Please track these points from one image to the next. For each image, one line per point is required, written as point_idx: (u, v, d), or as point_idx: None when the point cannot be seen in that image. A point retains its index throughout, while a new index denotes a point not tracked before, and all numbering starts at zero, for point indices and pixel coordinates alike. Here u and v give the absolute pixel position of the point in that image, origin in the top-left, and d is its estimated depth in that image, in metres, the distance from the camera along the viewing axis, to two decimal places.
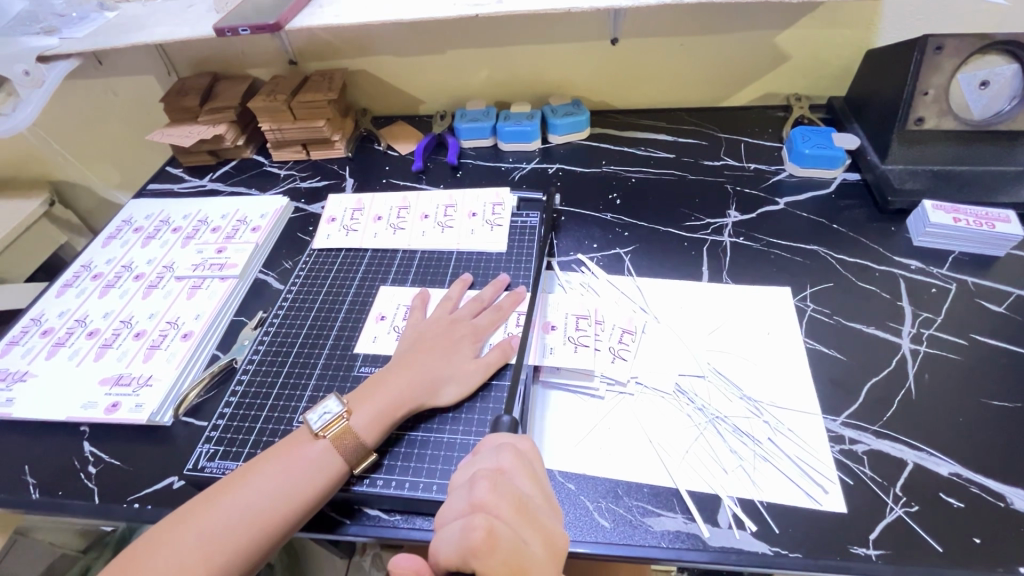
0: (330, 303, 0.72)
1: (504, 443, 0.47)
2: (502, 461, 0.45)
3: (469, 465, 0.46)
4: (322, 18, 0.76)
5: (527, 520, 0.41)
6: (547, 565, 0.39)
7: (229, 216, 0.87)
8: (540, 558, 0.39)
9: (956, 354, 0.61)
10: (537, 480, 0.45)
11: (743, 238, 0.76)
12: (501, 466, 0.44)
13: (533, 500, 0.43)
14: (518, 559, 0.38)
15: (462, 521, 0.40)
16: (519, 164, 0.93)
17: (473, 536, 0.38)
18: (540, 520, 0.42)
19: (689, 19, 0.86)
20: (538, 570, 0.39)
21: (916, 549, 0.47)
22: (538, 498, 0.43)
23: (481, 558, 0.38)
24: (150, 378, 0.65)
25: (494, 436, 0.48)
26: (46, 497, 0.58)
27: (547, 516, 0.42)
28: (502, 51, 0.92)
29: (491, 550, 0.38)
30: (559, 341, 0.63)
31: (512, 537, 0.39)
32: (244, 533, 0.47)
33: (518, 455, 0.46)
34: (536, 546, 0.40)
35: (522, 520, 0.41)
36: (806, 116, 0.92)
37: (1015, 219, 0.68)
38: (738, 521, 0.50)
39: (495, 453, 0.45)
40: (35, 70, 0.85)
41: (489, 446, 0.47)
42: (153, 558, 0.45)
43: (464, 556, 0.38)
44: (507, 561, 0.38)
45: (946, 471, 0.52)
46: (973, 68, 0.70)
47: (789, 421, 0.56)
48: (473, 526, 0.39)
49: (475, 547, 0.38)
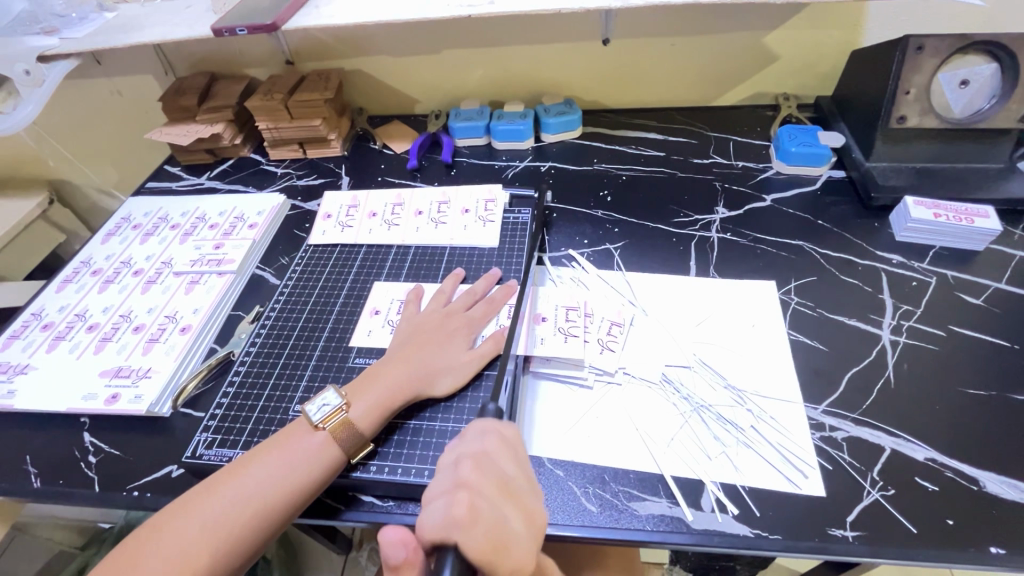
0: (326, 297, 0.73)
1: (489, 426, 0.47)
2: (486, 443, 0.46)
3: (454, 447, 0.46)
4: (317, 19, 0.78)
5: (509, 499, 0.42)
6: (527, 543, 0.41)
7: (227, 213, 0.88)
8: (520, 534, 0.41)
9: (935, 344, 0.62)
10: (520, 463, 0.46)
11: (731, 234, 0.78)
12: (485, 448, 0.45)
13: (516, 482, 0.44)
14: (500, 534, 0.39)
15: (446, 498, 0.41)
16: (512, 162, 0.94)
17: (456, 511, 0.40)
18: (521, 500, 0.43)
19: (679, 19, 0.88)
20: (518, 547, 0.40)
21: (891, 530, 0.49)
22: (520, 479, 0.45)
23: (463, 532, 0.38)
24: (149, 370, 0.67)
25: (479, 421, 0.49)
26: (48, 486, 0.60)
27: (528, 496, 0.44)
28: (495, 51, 0.94)
29: (472, 523, 0.39)
30: (549, 332, 0.65)
31: (493, 513, 0.40)
32: (245, 520, 0.49)
33: (503, 439, 0.47)
34: (517, 524, 0.42)
35: (503, 499, 0.42)
36: (794, 115, 0.93)
37: (994, 214, 0.70)
38: (721, 505, 0.52)
39: (480, 436, 0.46)
40: (36, 70, 0.86)
41: (475, 429, 0.47)
42: (159, 544, 0.47)
43: (447, 529, 0.38)
44: (487, 535, 0.39)
45: (922, 457, 0.54)
46: (953, 68, 0.72)
47: (772, 409, 0.58)
48: (456, 502, 0.40)
49: (458, 521, 0.39)
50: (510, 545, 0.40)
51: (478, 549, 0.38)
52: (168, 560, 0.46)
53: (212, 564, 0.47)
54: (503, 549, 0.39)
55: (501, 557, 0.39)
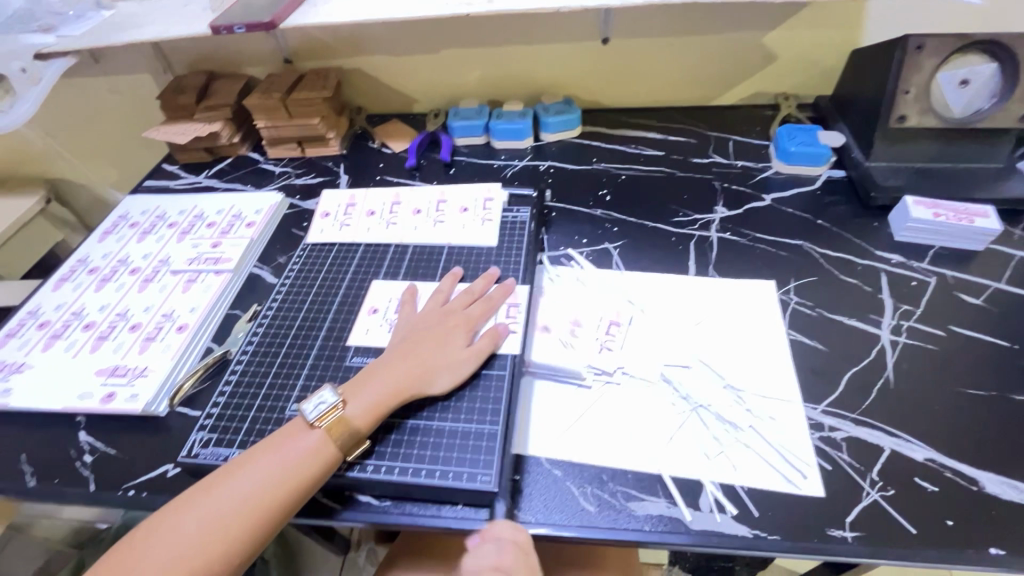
0: (324, 295, 0.73)
1: (506, 537, 0.48)
2: (504, 560, 0.47)
3: (471, 559, 0.48)
4: (315, 17, 0.78)
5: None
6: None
7: (225, 211, 0.88)
8: None
9: (935, 344, 0.62)
10: (534, 569, 0.48)
11: (730, 233, 0.77)
12: (502, 566, 0.46)
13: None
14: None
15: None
16: (511, 161, 0.94)
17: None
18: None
19: (678, 19, 0.87)
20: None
21: (890, 531, 0.49)
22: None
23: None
24: (145, 369, 0.67)
25: (498, 522, 0.49)
26: (43, 486, 0.59)
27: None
28: (494, 50, 0.94)
29: None
30: (551, 339, 0.66)
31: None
32: (242, 519, 0.49)
33: (520, 551, 0.47)
34: None
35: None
36: (793, 114, 0.93)
37: (994, 214, 0.70)
38: (719, 505, 0.52)
39: (498, 549, 0.47)
40: (32, 68, 0.86)
41: (494, 537, 0.48)
42: (157, 541, 0.47)
43: None
44: None
45: (921, 457, 0.53)
46: (953, 68, 0.72)
47: (771, 409, 0.58)
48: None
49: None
50: None
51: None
52: (165, 557, 0.46)
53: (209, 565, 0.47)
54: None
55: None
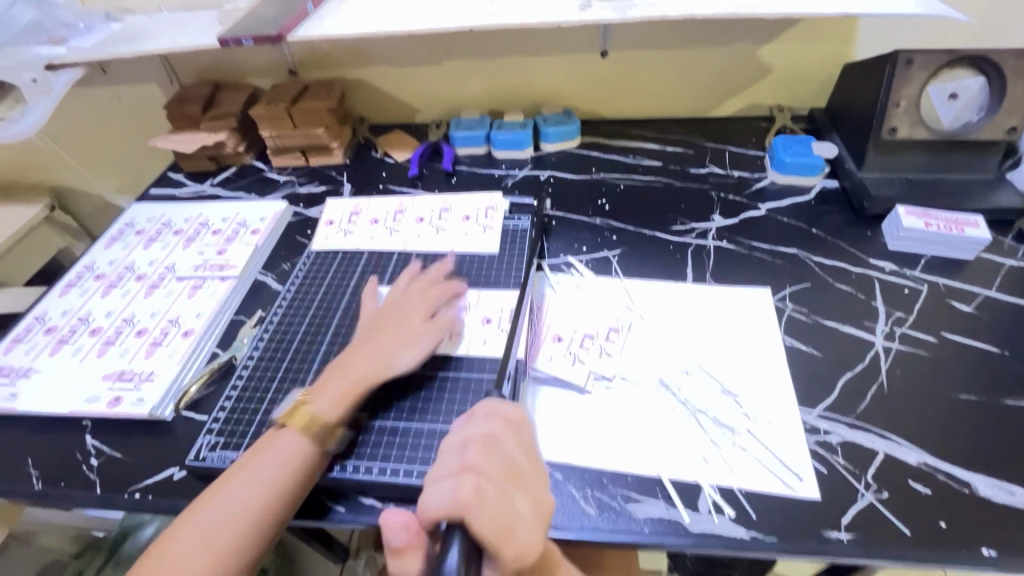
0: (328, 301, 0.74)
1: (495, 412, 0.49)
2: (492, 428, 0.47)
3: (459, 432, 0.47)
4: (322, 30, 0.80)
5: (514, 483, 0.43)
6: (533, 523, 0.41)
7: (229, 219, 0.89)
8: (527, 517, 0.41)
9: (927, 351, 0.64)
10: (524, 447, 0.47)
11: (726, 241, 0.79)
12: (491, 433, 0.47)
13: (521, 467, 0.45)
14: (506, 516, 0.40)
15: (452, 480, 0.41)
16: (512, 171, 0.96)
17: (462, 492, 0.40)
18: (527, 484, 0.44)
19: (675, 32, 0.90)
20: (525, 527, 0.40)
21: (885, 532, 0.50)
22: (523, 462, 0.46)
23: (470, 511, 0.38)
24: (151, 373, 0.68)
25: (484, 404, 0.50)
26: (49, 489, 0.60)
27: (535, 483, 0.45)
28: (495, 62, 0.96)
29: (480, 503, 0.39)
30: (557, 351, 0.65)
31: (500, 496, 0.41)
32: (240, 520, 0.50)
33: (508, 423, 0.48)
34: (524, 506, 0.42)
35: (510, 482, 0.43)
36: (789, 126, 0.95)
37: (983, 223, 0.72)
38: (717, 507, 0.53)
39: (485, 421, 0.48)
40: (43, 78, 0.87)
41: (482, 413, 0.49)
42: (154, 564, 0.47)
43: (454, 508, 0.38)
44: (496, 518, 0.39)
45: (914, 460, 0.55)
46: (942, 81, 0.74)
47: (767, 413, 0.59)
48: (463, 483, 0.40)
49: (465, 501, 0.39)
50: (518, 527, 0.40)
51: (486, 528, 0.38)
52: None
53: (226, 553, 0.48)
54: (511, 529, 0.39)
55: (508, 536, 0.39)
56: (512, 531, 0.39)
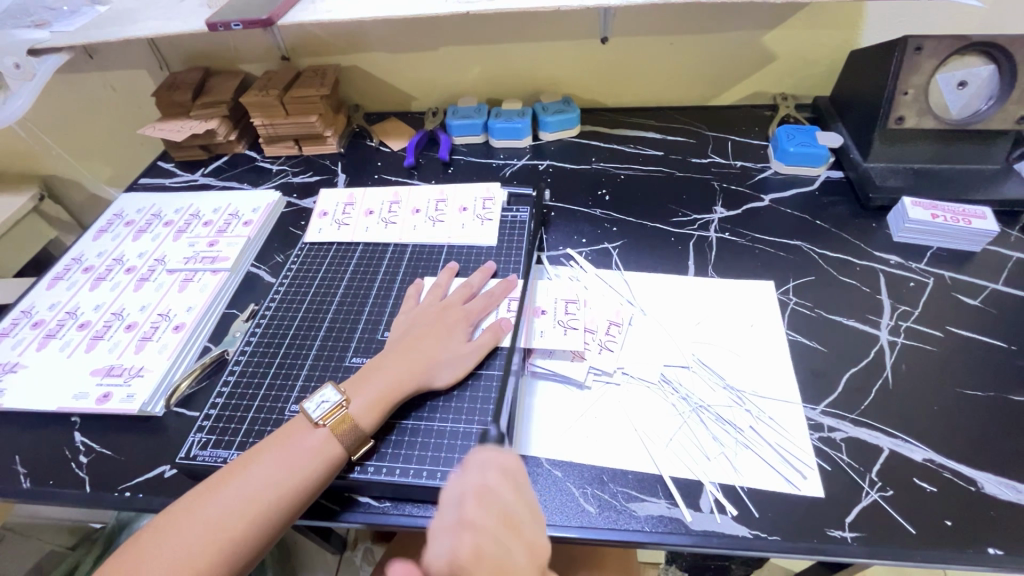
0: (322, 295, 0.72)
1: (491, 459, 0.45)
2: (488, 479, 0.43)
3: (453, 484, 0.44)
4: (313, 15, 0.77)
5: (514, 534, 0.41)
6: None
7: (221, 210, 0.87)
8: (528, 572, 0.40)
9: (933, 345, 0.62)
10: (521, 490, 0.45)
11: (728, 234, 0.77)
12: (487, 485, 0.43)
13: (519, 512, 0.43)
14: None
15: (451, 542, 0.39)
16: (510, 160, 0.94)
17: (464, 558, 0.38)
18: (526, 532, 0.42)
19: (677, 18, 0.87)
20: None
21: (889, 531, 0.49)
22: (524, 516, 0.43)
23: None
24: (142, 369, 0.66)
25: (479, 450, 0.47)
26: (37, 487, 0.59)
27: (532, 526, 0.43)
28: (494, 48, 0.93)
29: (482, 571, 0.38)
30: (548, 325, 0.65)
31: (502, 558, 0.39)
32: (254, 516, 0.48)
33: (505, 474, 0.44)
34: (524, 559, 0.40)
35: (510, 534, 0.41)
36: (792, 115, 0.93)
37: (991, 215, 0.70)
38: (720, 506, 0.52)
39: (480, 469, 0.44)
40: (25, 64, 0.84)
41: (476, 461, 0.45)
42: (163, 546, 0.46)
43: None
44: None
45: (920, 457, 0.54)
46: (952, 69, 0.72)
47: (770, 410, 0.58)
48: (464, 549, 0.39)
49: (467, 569, 0.38)
50: None
51: None
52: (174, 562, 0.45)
53: (222, 562, 0.47)
54: None
55: None
56: None
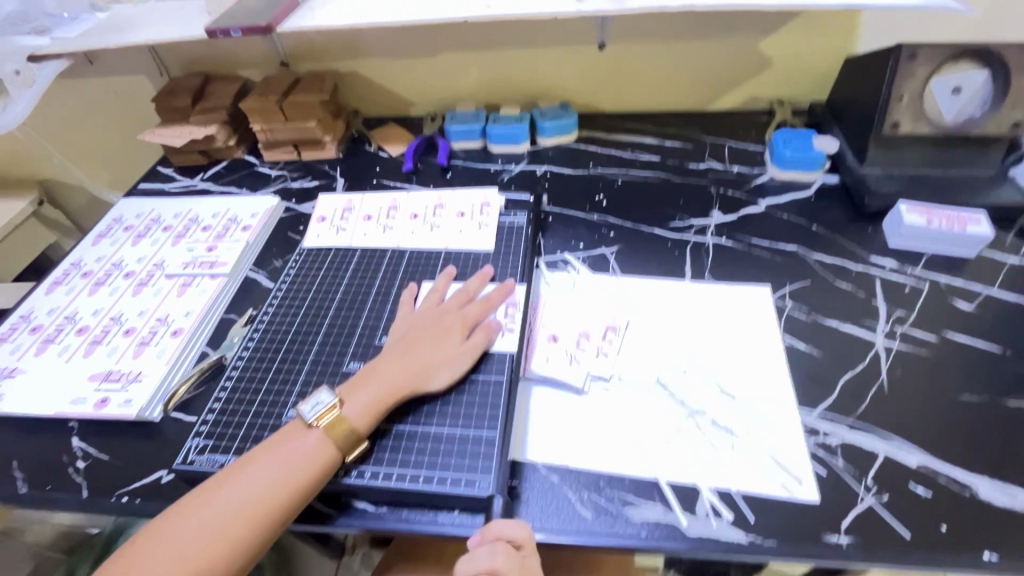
0: (320, 299, 0.73)
1: (502, 537, 0.48)
2: (496, 561, 0.47)
3: (465, 563, 0.48)
4: (312, 21, 0.78)
5: None
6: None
7: (220, 215, 0.87)
8: None
9: (928, 350, 0.63)
10: (527, 571, 0.47)
11: (725, 238, 0.78)
12: (494, 567, 0.46)
13: None
14: None
15: None
16: (508, 165, 0.94)
17: None
18: None
19: (674, 24, 0.88)
20: None
21: (885, 536, 0.49)
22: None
23: None
24: (139, 373, 0.66)
25: (493, 523, 0.50)
26: (34, 492, 0.59)
27: None
28: (492, 54, 0.94)
29: None
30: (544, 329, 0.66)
31: None
32: (249, 519, 0.49)
33: (514, 555, 0.47)
34: None
35: None
36: (789, 120, 0.93)
37: (986, 221, 0.71)
38: (715, 511, 0.52)
39: (491, 553, 0.47)
40: (25, 70, 0.86)
41: (489, 538, 0.48)
42: (159, 547, 0.47)
43: None
44: None
45: (915, 462, 0.54)
46: (946, 75, 0.72)
47: (766, 415, 0.58)
48: None
49: None
50: None
51: None
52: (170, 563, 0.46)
53: (217, 564, 0.47)
54: None
55: None
56: None
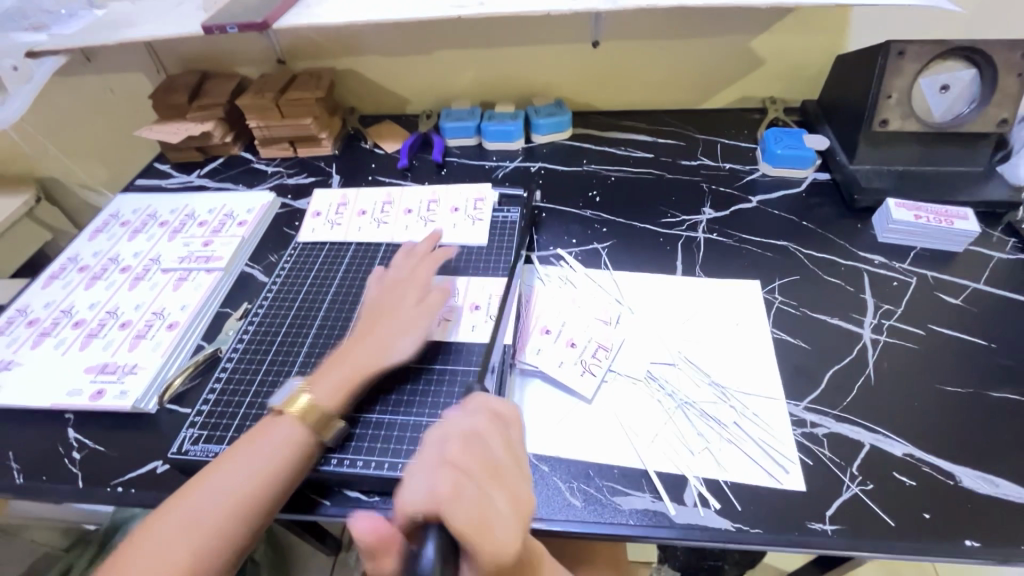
0: (314, 293, 0.73)
1: (482, 406, 0.48)
2: (476, 423, 0.46)
3: (443, 425, 0.47)
4: (308, 18, 0.78)
5: (496, 478, 0.42)
6: (512, 518, 0.40)
7: (216, 211, 0.88)
8: (504, 512, 0.40)
9: (915, 343, 0.63)
10: (510, 444, 0.46)
11: (716, 234, 0.79)
12: (474, 428, 0.46)
13: (503, 462, 0.43)
14: (483, 509, 0.39)
15: (429, 475, 0.41)
16: (502, 162, 0.95)
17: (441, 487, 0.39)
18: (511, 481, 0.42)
19: (667, 22, 0.89)
20: (502, 523, 0.39)
21: (869, 523, 0.50)
22: (508, 463, 0.44)
23: (449, 506, 0.38)
24: (135, 366, 0.67)
25: (477, 397, 0.50)
26: (30, 482, 0.59)
27: (518, 480, 0.43)
28: (486, 51, 0.95)
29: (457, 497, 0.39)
30: None
31: (479, 493, 0.40)
32: (232, 507, 0.49)
33: (492, 419, 0.47)
34: (502, 503, 0.40)
35: (491, 481, 0.41)
36: (781, 119, 0.94)
37: (973, 216, 0.72)
38: (703, 499, 0.52)
39: (470, 415, 0.47)
40: (23, 65, 0.87)
41: (469, 406, 0.48)
42: (142, 548, 0.46)
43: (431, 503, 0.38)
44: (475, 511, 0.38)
45: (900, 452, 0.55)
46: (935, 72, 0.74)
47: (754, 406, 0.59)
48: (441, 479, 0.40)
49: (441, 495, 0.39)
50: (494, 521, 0.39)
51: (463, 521, 0.37)
52: (154, 560, 0.45)
53: (202, 557, 0.47)
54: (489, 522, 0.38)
55: (485, 530, 0.38)
56: (490, 523, 0.38)
